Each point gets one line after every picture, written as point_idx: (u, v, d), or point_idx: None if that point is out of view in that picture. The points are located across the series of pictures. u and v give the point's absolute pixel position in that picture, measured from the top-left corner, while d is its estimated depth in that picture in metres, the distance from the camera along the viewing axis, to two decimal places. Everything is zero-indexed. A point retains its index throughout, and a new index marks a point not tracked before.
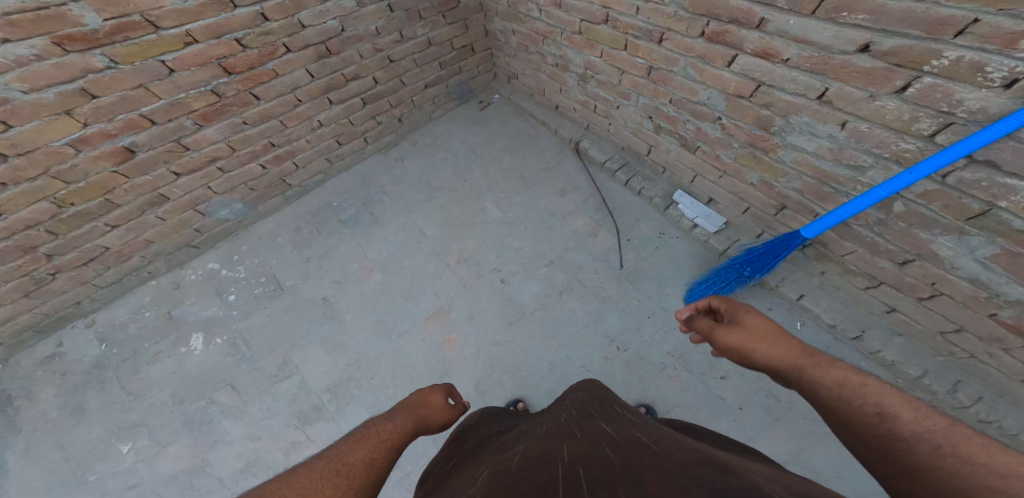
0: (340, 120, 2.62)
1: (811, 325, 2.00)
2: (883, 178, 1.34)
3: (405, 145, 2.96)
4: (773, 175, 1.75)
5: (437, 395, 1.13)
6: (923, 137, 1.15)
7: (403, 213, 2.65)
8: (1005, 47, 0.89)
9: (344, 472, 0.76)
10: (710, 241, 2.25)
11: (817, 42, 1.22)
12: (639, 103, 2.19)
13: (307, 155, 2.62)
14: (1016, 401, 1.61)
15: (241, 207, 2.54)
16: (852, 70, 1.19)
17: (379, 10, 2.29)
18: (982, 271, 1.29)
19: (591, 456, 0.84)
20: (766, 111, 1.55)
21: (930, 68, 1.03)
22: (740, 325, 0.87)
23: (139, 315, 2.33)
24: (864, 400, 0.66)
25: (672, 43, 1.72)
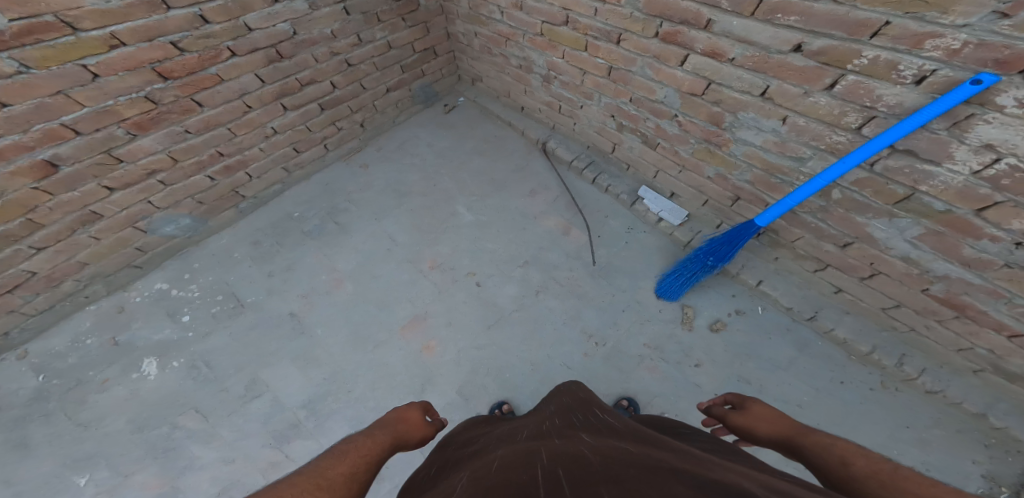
0: (297, 126, 2.56)
1: (772, 309, 2.11)
2: (821, 167, 1.44)
3: (370, 151, 2.94)
4: (727, 168, 1.85)
5: (414, 412, 1.19)
6: (852, 130, 1.24)
7: (372, 221, 2.63)
8: (913, 46, 0.98)
9: (326, 485, 0.75)
10: (675, 233, 2.34)
11: (758, 42, 1.30)
12: (601, 102, 2.24)
13: (261, 164, 2.56)
14: (955, 370, 1.76)
15: (189, 222, 2.45)
16: (789, 68, 1.27)
17: (334, 13, 2.26)
18: (913, 250, 1.40)
19: (573, 458, 0.87)
20: (717, 108, 1.64)
21: (853, 66, 1.12)
22: (746, 410, 1.17)
23: (79, 344, 2.20)
24: (831, 452, 0.86)
25: (631, 44, 1.77)
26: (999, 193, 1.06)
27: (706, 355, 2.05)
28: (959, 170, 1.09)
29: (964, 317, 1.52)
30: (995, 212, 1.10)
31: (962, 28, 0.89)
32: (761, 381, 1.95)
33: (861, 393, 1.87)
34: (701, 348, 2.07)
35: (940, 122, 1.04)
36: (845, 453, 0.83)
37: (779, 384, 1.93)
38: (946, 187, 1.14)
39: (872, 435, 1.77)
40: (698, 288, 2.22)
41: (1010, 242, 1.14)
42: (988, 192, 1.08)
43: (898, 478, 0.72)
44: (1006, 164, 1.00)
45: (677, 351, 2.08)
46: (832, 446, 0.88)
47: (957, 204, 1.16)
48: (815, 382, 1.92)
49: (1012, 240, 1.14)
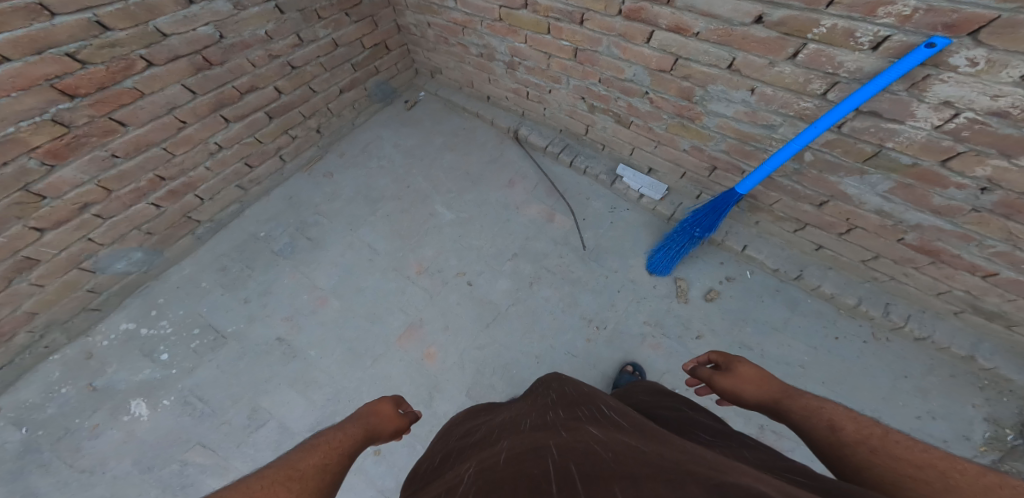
0: (244, 139, 2.42)
1: (759, 272, 2.18)
2: (792, 133, 1.46)
3: (332, 158, 2.87)
4: (702, 140, 1.86)
5: (387, 405, 1.21)
6: (817, 96, 1.26)
7: (347, 232, 2.60)
8: (867, 14, 1.00)
9: (298, 476, 0.80)
10: (658, 209, 2.38)
11: (720, 16, 1.26)
12: (570, 85, 2.16)
13: (211, 184, 2.43)
14: (937, 314, 1.87)
15: (140, 257, 2.33)
16: (752, 40, 1.25)
17: (264, 12, 2.05)
18: (885, 203, 1.45)
19: (584, 451, 0.91)
20: (686, 83, 1.61)
21: (813, 35, 1.13)
22: (733, 373, 1.19)
23: (54, 394, 2.13)
24: (819, 418, 0.93)
25: (595, 24, 1.63)
26: (961, 144, 1.08)
27: (705, 325, 2.12)
28: (922, 125, 1.11)
29: (939, 262, 1.58)
30: (959, 162, 1.12)
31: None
32: (761, 345, 2.03)
33: (857, 347, 1.97)
34: (699, 318, 2.14)
35: (900, 85, 1.06)
36: (833, 419, 0.90)
37: (778, 347, 2.01)
38: (911, 142, 1.17)
39: (877, 389, 1.88)
40: (687, 261, 2.27)
41: (975, 189, 1.17)
42: (950, 144, 1.10)
43: (894, 447, 0.78)
44: (965, 118, 1.02)
45: (677, 324, 2.14)
46: (820, 411, 0.95)
47: (923, 157, 1.18)
48: (812, 340, 2.01)
49: (977, 187, 1.17)
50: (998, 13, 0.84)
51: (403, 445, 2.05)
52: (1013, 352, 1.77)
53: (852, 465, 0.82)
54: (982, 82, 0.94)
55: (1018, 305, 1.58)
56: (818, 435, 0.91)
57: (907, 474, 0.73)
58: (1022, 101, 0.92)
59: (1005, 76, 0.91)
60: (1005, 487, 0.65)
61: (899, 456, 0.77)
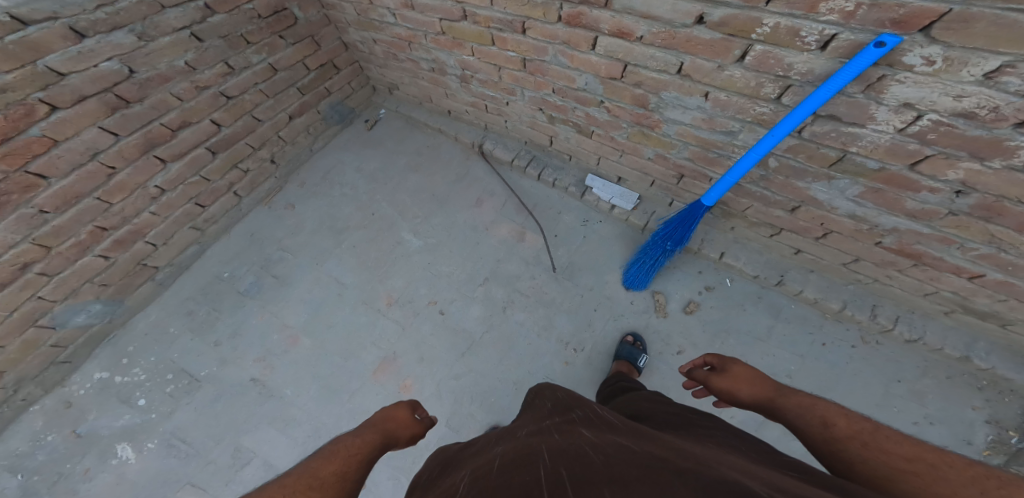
0: (188, 179, 2.26)
1: (739, 279, 2.07)
2: (753, 138, 1.36)
3: (292, 187, 2.75)
4: (665, 148, 1.74)
5: (403, 409, 1.12)
6: (772, 100, 1.16)
7: (313, 267, 2.46)
8: (809, 11, 0.89)
9: (316, 485, 0.82)
10: (631, 219, 2.28)
11: (661, 17, 1.14)
12: (525, 96, 2.04)
13: (162, 229, 2.27)
14: (927, 314, 1.76)
15: (98, 308, 2.18)
16: (696, 42, 1.13)
17: (178, 41, 1.85)
18: (857, 207, 1.35)
19: (576, 455, 0.81)
20: (639, 91, 1.48)
21: (757, 35, 1.01)
22: (723, 371, 1.09)
23: (40, 442, 2.02)
24: (812, 413, 0.84)
25: (536, 31, 1.51)
26: (928, 147, 0.98)
27: (685, 339, 2.01)
28: (884, 129, 1.00)
29: (922, 265, 1.48)
30: (928, 165, 1.02)
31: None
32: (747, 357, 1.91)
33: (845, 353, 1.85)
34: (679, 333, 2.03)
35: (854, 87, 0.96)
36: (825, 414, 0.81)
37: (763, 357, 1.90)
38: (874, 146, 1.06)
39: (871, 396, 1.76)
40: (664, 272, 2.15)
41: (950, 192, 1.06)
42: (917, 147, 0.99)
43: (883, 439, 0.72)
44: (928, 120, 0.92)
45: (657, 341, 2.03)
46: (813, 407, 0.85)
47: (889, 162, 1.08)
48: (797, 348, 1.90)
49: (951, 190, 1.05)
50: (948, 7, 0.74)
51: (387, 478, 1.90)
52: (1010, 350, 1.66)
53: (842, 459, 0.75)
54: (943, 81, 0.84)
55: (1010, 305, 1.47)
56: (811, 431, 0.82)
57: (897, 469, 0.67)
58: (989, 101, 0.82)
59: (967, 74, 0.81)
60: (1000, 488, 0.60)
61: (890, 450, 0.70)
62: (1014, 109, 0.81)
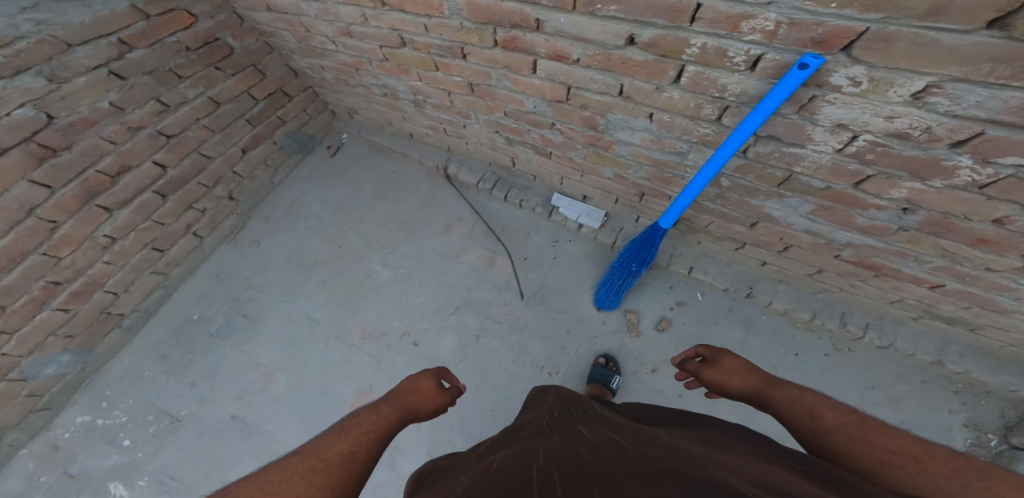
0: (139, 225, 2.01)
1: (710, 292, 2.01)
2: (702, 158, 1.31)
3: (258, 223, 2.47)
4: (621, 168, 1.66)
5: (427, 380, 1.05)
6: (713, 121, 1.12)
7: (282, 303, 2.22)
8: (733, 30, 0.84)
9: (319, 467, 0.74)
10: (598, 238, 2.16)
11: (592, 39, 1.07)
12: (480, 120, 1.92)
13: (121, 277, 2.04)
14: (896, 319, 1.72)
15: (69, 358, 1.98)
16: (632, 63, 1.07)
17: (97, 81, 1.61)
18: (811, 224, 1.31)
19: (569, 456, 0.73)
20: (588, 113, 1.41)
21: (688, 56, 0.96)
22: (716, 362, 1.02)
23: (33, 484, 1.82)
24: (800, 406, 0.82)
25: (477, 56, 1.43)
26: (869, 167, 0.94)
27: (659, 356, 1.93)
28: (825, 149, 0.96)
29: (882, 275, 1.44)
30: (872, 184, 0.98)
31: (767, 8, 0.76)
32: None
33: (817, 361, 1.81)
34: (652, 351, 1.95)
35: (788, 108, 0.91)
36: (813, 406, 0.80)
37: None
38: (817, 166, 1.02)
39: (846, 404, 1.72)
40: (635, 290, 2.07)
41: (897, 210, 1.03)
42: (857, 168, 0.96)
43: (869, 432, 0.72)
44: (864, 141, 0.88)
45: (631, 359, 1.94)
46: (801, 398, 0.84)
47: (834, 181, 1.04)
48: (770, 359, 1.84)
49: (897, 207, 1.02)
50: (865, 26, 0.70)
51: None
52: (982, 352, 1.62)
53: (830, 452, 0.74)
54: (873, 102, 0.80)
55: (976, 311, 1.43)
56: (797, 420, 0.81)
57: (883, 462, 0.67)
58: (920, 122, 0.79)
59: (894, 96, 0.77)
60: (982, 479, 0.61)
61: (876, 442, 0.70)
62: (948, 129, 0.77)
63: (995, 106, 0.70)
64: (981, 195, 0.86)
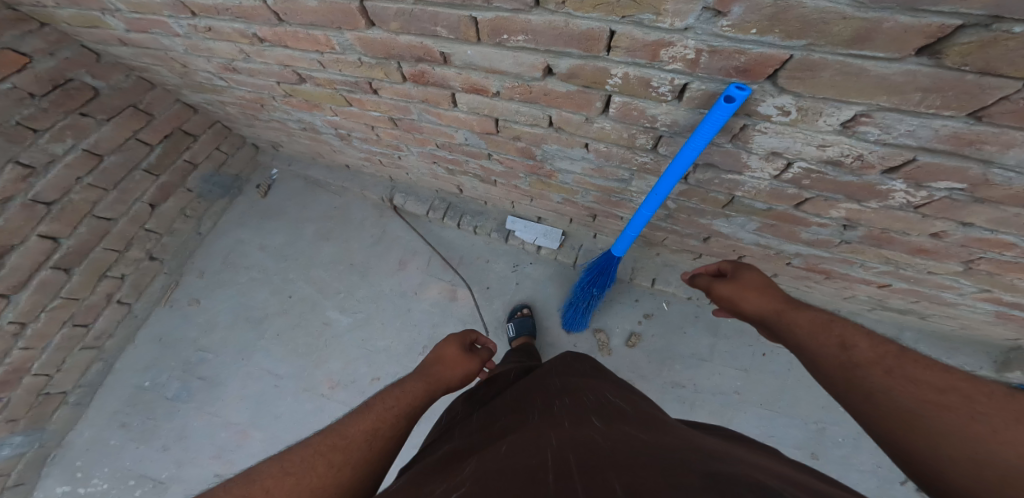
0: (50, 305, 1.30)
1: (677, 300, 1.51)
2: (648, 187, 0.92)
3: (194, 280, 1.62)
4: (569, 194, 1.15)
5: (453, 345, 0.78)
6: (649, 150, 0.77)
7: (243, 360, 1.50)
8: (653, 59, 0.52)
9: (343, 445, 0.56)
10: (556, 258, 1.53)
11: (505, 71, 0.63)
12: (414, 153, 1.16)
13: (51, 358, 1.37)
14: (854, 313, 1.46)
15: (23, 438, 1.37)
16: (553, 95, 0.67)
17: None
18: (759, 237, 1.17)
19: (568, 446, 0.53)
20: (522, 143, 0.89)
21: (613, 87, 0.60)
22: (732, 277, 0.71)
23: None
24: (828, 332, 0.56)
25: (389, 93, 0.81)
26: (807, 191, 0.80)
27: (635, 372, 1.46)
28: (761, 176, 0.79)
29: (831, 277, 1.28)
30: (810, 206, 0.86)
31: (685, 33, 0.46)
32: (693, 377, 1.43)
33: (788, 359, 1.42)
34: (625, 366, 1.46)
35: (722, 137, 0.68)
36: (845, 333, 0.55)
37: (710, 377, 1.43)
38: (757, 191, 0.85)
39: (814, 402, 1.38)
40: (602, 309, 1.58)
41: (837, 226, 0.97)
42: (796, 192, 0.81)
43: (913, 368, 0.49)
44: (799, 168, 0.71)
45: None
46: (832, 325, 0.57)
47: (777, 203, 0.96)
48: (740, 362, 1.43)
49: (838, 224, 0.96)
50: (787, 53, 0.45)
51: None
52: (937, 336, 1.40)
53: (857, 390, 0.51)
54: (802, 131, 0.60)
55: (926, 303, 1.25)
56: (821, 348, 0.55)
57: (928, 404, 0.45)
58: (852, 150, 0.62)
59: (824, 125, 0.57)
60: None
61: (918, 378, 0.48)
62: (879, 157, 0.63)
63: (926, 135, 0.55)
64: (917, 214, 0.79)
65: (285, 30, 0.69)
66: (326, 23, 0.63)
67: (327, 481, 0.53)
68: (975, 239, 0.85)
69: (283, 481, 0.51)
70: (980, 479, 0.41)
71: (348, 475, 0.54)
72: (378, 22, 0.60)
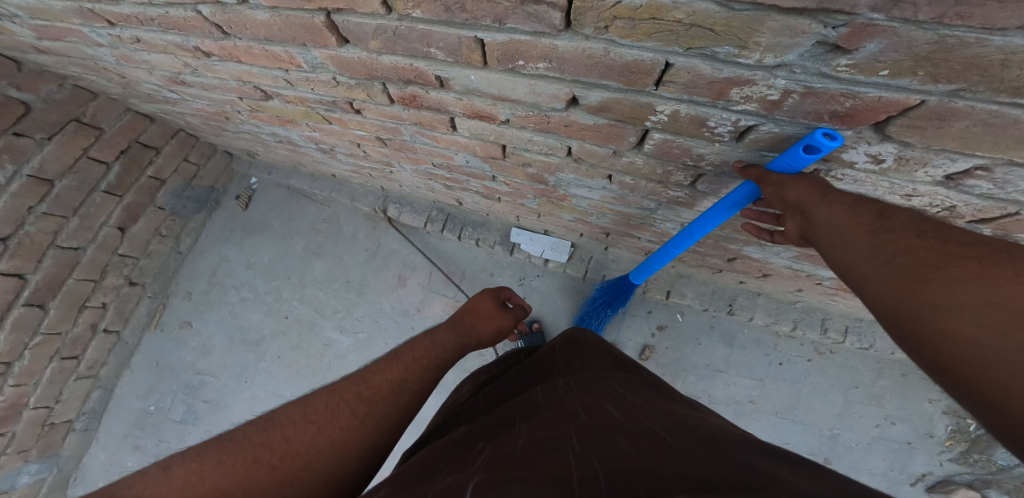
0: (30, 344, 1.18)
1: (693, 310, 1.34)
2: (678, 217, 0.79)
3: (181, 300, 1.48)
4: (583, 215, 1.01)
5: (487, 299, 0.76)
6: (686, 186, 0.64)
7: (245, 383, 1.39)
8: (718, 98, 0.39)
9: (370, 395, 0.49)
10: (565, 270, 1.36)
11: (518, 100, 0.50)
12: (407, 169, 1.03)
13: (46, 391, 1.26)
14: None
15: (39, 465, 1.32)
16: (576, 127, 0.54)
17: None
18: (793, 263, 0.97)
19: (584, 448, 0.38)
20: (533, 170, 0.76)
21: (654, 123, 0.47)
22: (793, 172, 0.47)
23: None
24: (866, 204, 0.40)
25: (373, 113, 0.68)
26: None
27: None
28: None
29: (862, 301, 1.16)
30: None
31: (776, 71, 0.34)
32: (709, 389, 1.30)
33: (804, 370, 1.26)
34: None
35: None
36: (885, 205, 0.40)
37: (726, 389, 1.30)
38: None
39: (829, 409, 1.24)
40: None
41: None
42: None
43: (951, 230, 0.35)
44: None
45: None
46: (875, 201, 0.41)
47: None
48: (756, 374, 1.29)
49: None
50: (919, 99, 0.33)
51: None
52: None
53: (873, 240, 0.37)
54: (890, 181, 0.48)
55: None
56: (842, 216, 0.40)
57: (957, 255, 0.33)
58: (944, 201, 0.51)
59: (922, 176, 0.45)
60: None
61: (956, 236, 0.34)
62: (974, 209, 0.51)
63: None
64: None
65: (235, 45, 0.55)
66: (286, 39, 0.50)
67: (350, 434, 0.45)
68: None
69: (303, 430, 0.43)
70: (992, 325, 0.29)
71: (376, 431, 0.47)
72: (354, 40, 0.46)
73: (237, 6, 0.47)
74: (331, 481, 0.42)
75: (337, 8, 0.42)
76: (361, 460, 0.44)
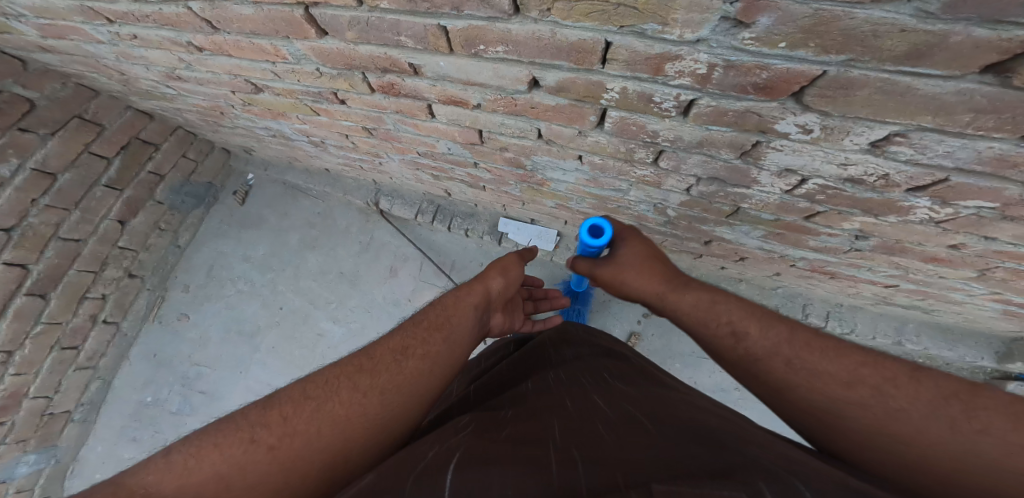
0: (32, 333, 1.22)
1: None
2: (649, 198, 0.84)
3: (180, 293, 1.53)
4: (563, 200, 1.06)
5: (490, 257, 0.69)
6: (651, 164, 0.69)
7: (241, 374, 1.44)
8: (656, 74, 0.44)
9: (370, 367, 0.49)
10: (551, 259, 1.41)
11: (485, 84, 0.55)
12: (394, 160, 1.08)
13: (47, 380, 1.31)
14: None
15: (37, 455, 1.36)
16: (540, 109, 0.58)
17: None
18: (764, 244, 1.01)
19: (566, 439, 0.40)
20: (510, 154, 0.81)
21: (609, 101, 0.52)
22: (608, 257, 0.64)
23: None
24: (717, 319, 0.53)
25: (357, 103, 0.72)
26: (819, 206, 0.71)
27: None
28: (770, 191, 0.70)
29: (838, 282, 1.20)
30: (822, 219, 0.77)
31: (697, 45, 0.39)
32: (690, 372, 1.34)
33: None
34: None
35: (729, 153, 0.59)
36: (735, 321, 0.51)
37: (706, 371, 1.34)
38: (765, 204, 0.76)
39: None
40: None
41: (849, 236, 0.83)
42: (807, 206, 0.73)
43: (809, 354, 0.46)
44: (815, 185, 0.63)
45: None
46: (715, 306, 0.54)
47: (783, 215, 0.80)
48: None
49: (849, 234, 0.82)
50: (821, 68, 0.38)
51: None
52: None
53: (767, 385, 0.48)
54: (823, 150, 0.53)
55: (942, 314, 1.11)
56: (714, 335, 0.53)
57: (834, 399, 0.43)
58: (878, 169, 0.55)
59: (850, 143, 0.50)
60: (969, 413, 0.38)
61: (827, 370, 0.44)
62: (906, 177, 0.56)
63: (966, 157, 0.48)
64: (939, 229, 0.70)
65: (224, 38, 0.60)
66: (270, 32, 0.55)
67: (351, 409, 0.45)
68: (997, 252, 0.73)
69: (302, 406, 0.44)
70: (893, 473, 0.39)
71: (377, 405, 0.46)
72: (332, 31, 0.51)
73: (225, 1, 0.51)
74: (332, 458, 0.43)
75: (313, 1, 0.47)
76: (362, 436, 0.44)
